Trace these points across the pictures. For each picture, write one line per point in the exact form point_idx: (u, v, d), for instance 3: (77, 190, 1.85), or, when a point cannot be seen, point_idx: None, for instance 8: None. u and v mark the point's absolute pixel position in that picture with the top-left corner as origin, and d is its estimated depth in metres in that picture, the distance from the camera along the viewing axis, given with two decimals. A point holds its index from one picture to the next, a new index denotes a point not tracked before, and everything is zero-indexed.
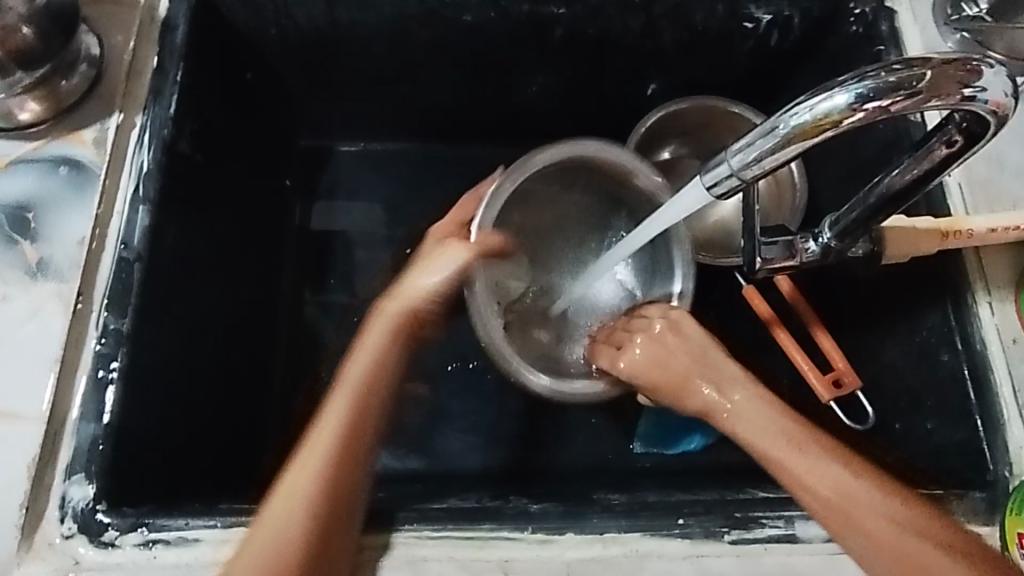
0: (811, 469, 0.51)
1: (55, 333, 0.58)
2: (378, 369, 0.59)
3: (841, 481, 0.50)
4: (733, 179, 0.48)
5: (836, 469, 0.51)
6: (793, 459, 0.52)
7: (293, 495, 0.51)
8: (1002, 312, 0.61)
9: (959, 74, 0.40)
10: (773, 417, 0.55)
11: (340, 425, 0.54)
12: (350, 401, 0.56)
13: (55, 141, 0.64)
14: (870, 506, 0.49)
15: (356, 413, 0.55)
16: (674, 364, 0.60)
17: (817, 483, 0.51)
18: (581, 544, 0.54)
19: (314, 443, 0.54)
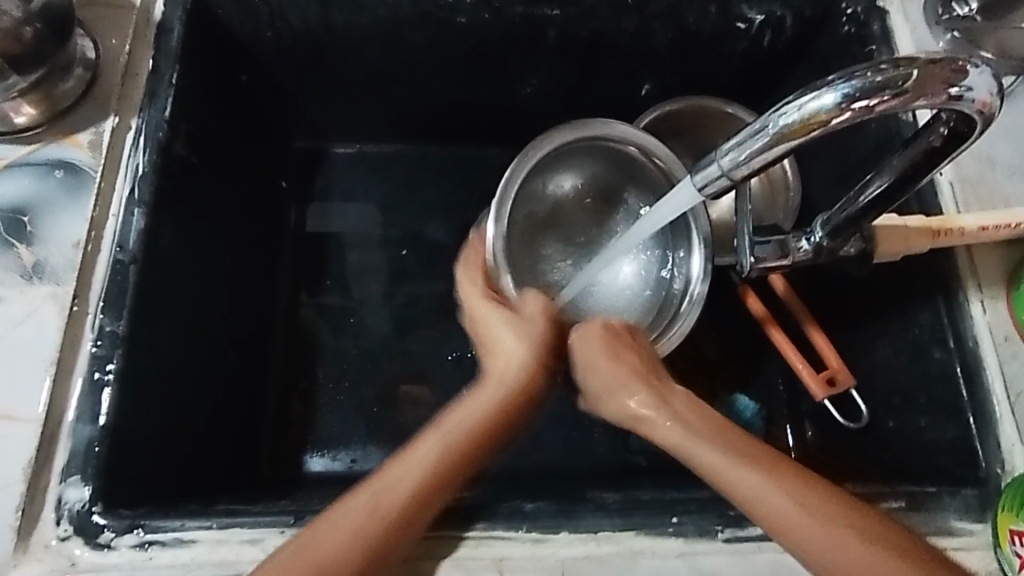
0: (747, 484, 0.52)
1: (50, 336, 0.58)
2: (490, 416, 0.61)
3: (782, 497, 0.51)
4: (723, 179, 0.48)
5: (769, 482, 0.52)
6: (733, 472, 0.53)
7: (368, 507, 0.52)
8: (993, 310, 0.62)
9: (945, 74, 0.41)
10: (709, 434, 0.56)
11: (435, 460, 0.56)
12: (449, 443, 0.57)
13: (50, 144, 0.64)
14: (811, 521, 0.50)
15: (454, 453, 0.57)
16: (622, 362, 0.63)
17: (757, 499, 0.52)
18: (576, 543, 0.54)
19: (407, 462, 0.55)
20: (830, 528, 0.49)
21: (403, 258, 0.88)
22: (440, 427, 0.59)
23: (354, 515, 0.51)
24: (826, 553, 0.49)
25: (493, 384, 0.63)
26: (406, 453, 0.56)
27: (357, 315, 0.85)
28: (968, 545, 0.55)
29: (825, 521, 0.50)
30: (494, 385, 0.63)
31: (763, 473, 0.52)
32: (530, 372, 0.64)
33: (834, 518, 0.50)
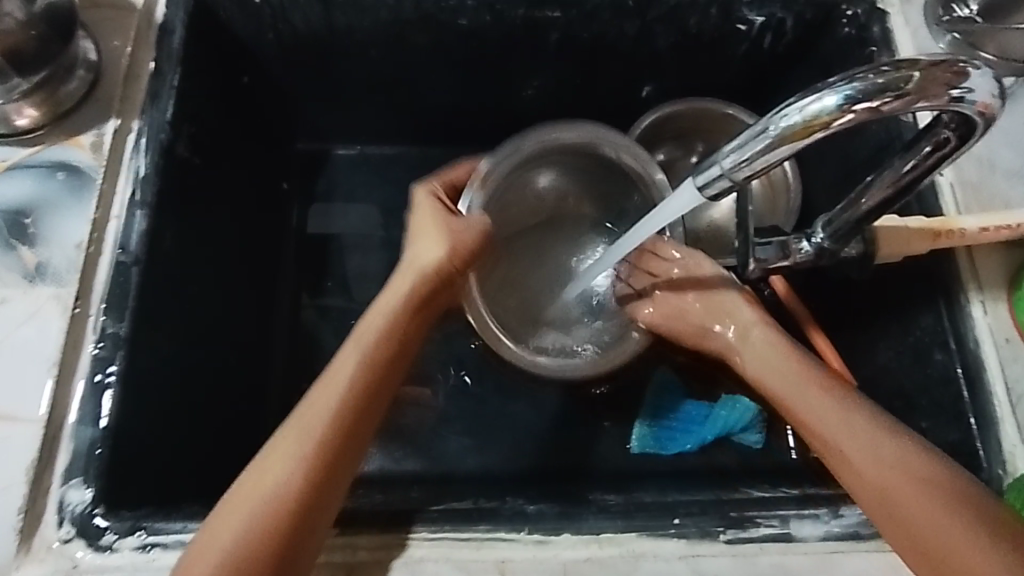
0: (844, 430, 0.53)
1: (52, 338, 0.58)
2: (401, 322, 0.60)
3: (867, 440, 0.52)
4: (725, 180, 0.49)
5: (866, 426, 0.53)
6: (848, 428, 0.53)
7: (295, 439, 0.52)
8: (994, 313, 0.62)
9: (946, 76, 0.41)
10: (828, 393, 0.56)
11: (349, 384, 0.55)
12: (364, 359, 0.57)
13: (53, 146, 0.64)
14: (890, 462, 0.50)
15: (368, 369, 0.56)
16: (690, 318, 0.68)
17: (838, 439, 0.53)
18: (578, 544, 0.54)
19: (324, 389, 0.55)
20: (908, 470, 0.50)
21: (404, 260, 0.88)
22: (351, 343, 0.58)
23: (284, 449, 0.51)
24: (903, 502, 0.49)
25: (400, 286, 0.62)
26: (322, 379, 0.56)
27: (358, 316, 0.85)
28: None
29: (902, 464, 0.50)
30: (396, 296, 0.61)
31: (864, 417, 0.53)
32: (442, 275, 0.63)
33: (914, 461, 0.50)
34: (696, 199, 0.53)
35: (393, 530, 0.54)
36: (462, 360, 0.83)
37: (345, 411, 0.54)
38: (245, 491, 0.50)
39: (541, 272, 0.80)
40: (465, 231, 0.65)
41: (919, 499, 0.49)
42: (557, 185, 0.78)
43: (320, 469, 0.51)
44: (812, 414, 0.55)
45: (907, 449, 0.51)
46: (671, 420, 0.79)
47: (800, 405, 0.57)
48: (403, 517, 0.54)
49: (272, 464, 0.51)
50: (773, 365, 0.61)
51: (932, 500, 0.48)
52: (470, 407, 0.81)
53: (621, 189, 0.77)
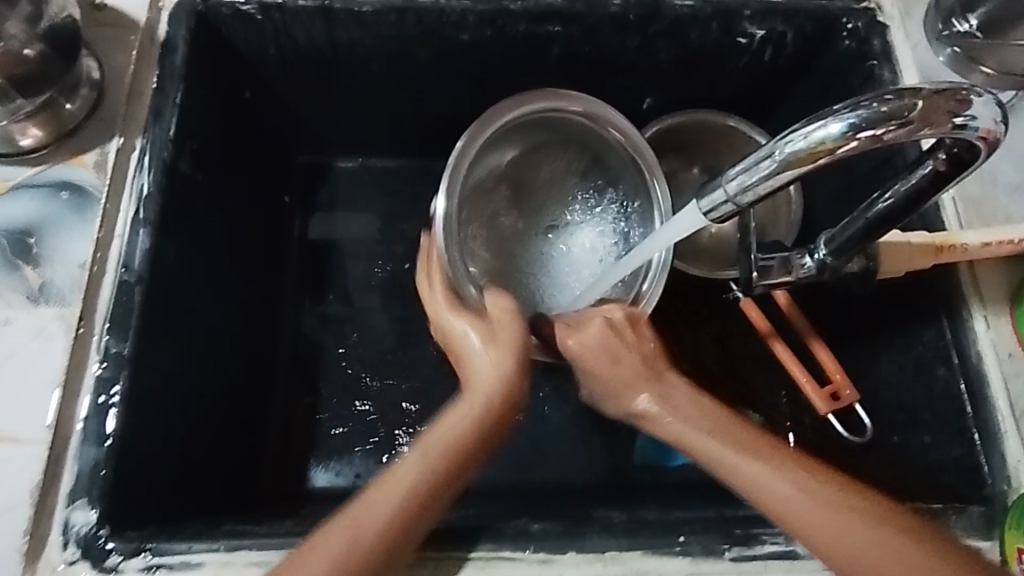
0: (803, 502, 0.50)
1: (56, 358, 0.58)
2: (472, 445, 0.55)
3: (816, 497, 0.50)
4: (729, 205, 0.49)
5: (812, 484, 0.51)
6: (805, 500, 0.50)
7: (337, 546, 0.49)
8: (997, 327, 0.62)
9: (949, 104, 0.41)
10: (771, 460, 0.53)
11: (408, 489, 0.52)
12: (426, 475, 0.53)
13: (57, 165, 0.64)
14: (843, 516, 0.49)
15: (430, 486, 0.53)
16: (624, 366, 0.60)
17: (785, 504, 0.51)
18: (583, 563, 0.54)
19: (376, 496, 0.51)
20: (859, 522, 0.49)
21: (405, 272, 0.88)
22: (414, 450, 0.55)
23: (330, 549, 0.49)
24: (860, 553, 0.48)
25: (467, 408, 0.57)
26: (383, 476, 0.53)
27: (360, 329, 0.85)
28: None
29: (853, 515, 0.49)
30: (467, 420, 0.56)
31: (807, 480, 0.51)
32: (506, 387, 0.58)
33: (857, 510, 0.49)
34: (699, 221, 0.54)
35: None
36: None
37: (398, 520, 0.51)
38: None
39: (529, 241, 0.75)
40: (508, 329, 0.61)
41: (877, 553, 0.48)
42: (532, 151, 0.74)
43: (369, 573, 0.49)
44: (759, 480, 0.52)
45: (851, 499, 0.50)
46: None
47: (744, 473, 0.52)
48: None
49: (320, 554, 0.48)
50: (698, 424, 0.56)
51: (907, 550, 0.47)
52: None
53: (596, 150, 0.75)
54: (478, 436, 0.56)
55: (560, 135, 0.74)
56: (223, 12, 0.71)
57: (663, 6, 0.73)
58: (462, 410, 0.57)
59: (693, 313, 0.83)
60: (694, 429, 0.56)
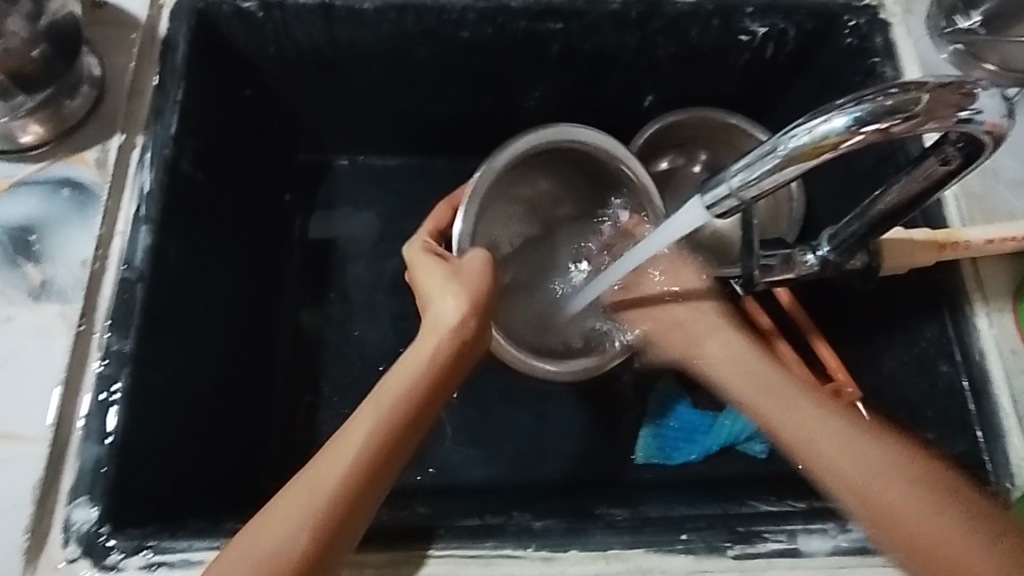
0: (887, 481, 0.52)
1: (58, 355, 0.58)
2: (427, 379, 0.56)
3: (836, 443, 0.56)
4: (732, 200, 0.49)
5: (871, 453, 0.54)
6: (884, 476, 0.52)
7: (302, 499, 0.49)
8: (1001, 324, 0.61)
9: (954, 98, 0.41)
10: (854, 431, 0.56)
11: (368, 437, 0.52)
12: (384, 416, 0.53)
13: (59, 162, 0.64)
14: (889, 469, 0.53)
15: (390, 424, 0.53)
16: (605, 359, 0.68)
17: (836, 463, 0.55)
18: (585, 561, 0.54)
19: (336, 452, 0.51)
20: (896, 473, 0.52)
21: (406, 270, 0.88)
22: (369, 402, 0.54)
23: (297, 505, 0.49)
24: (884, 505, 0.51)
25: (422, 346, 0.58)
26: (338, 432, 0.53)
27: (361, 328, 0.85)
28: None
29: (902, 473, 0.52)
30: (417, 359, 0.57)
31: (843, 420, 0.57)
32: (467, 335, 0.59)
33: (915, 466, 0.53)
34: (701, 217, 0.54)
35: (400, 546, 0.54)
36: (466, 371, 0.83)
37: (364, 463, 0.51)
38: (248, 534, 0.49)
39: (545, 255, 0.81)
40: (474, 269, 0.62)
41: (915, 512, 0.50)
42: (541, 178, 0.77)
43: (345, 513, 0.50)
44: (787, 423, 0.59)
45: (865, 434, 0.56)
46: (675, 428, 0.79)
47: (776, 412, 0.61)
48: (409, 534, 0.54)
49: (281, 513, 0.49)
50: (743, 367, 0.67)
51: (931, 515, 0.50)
52: (472, 418, 0.81)
53: (602, 178, 0.78)
54: (432, 368, 0.56)
55: (570, 165, 0.77)
56: (225, 11, 0.71)
57: (664, 3, 0.73)
58: (413, 350, 0.58)
59: None
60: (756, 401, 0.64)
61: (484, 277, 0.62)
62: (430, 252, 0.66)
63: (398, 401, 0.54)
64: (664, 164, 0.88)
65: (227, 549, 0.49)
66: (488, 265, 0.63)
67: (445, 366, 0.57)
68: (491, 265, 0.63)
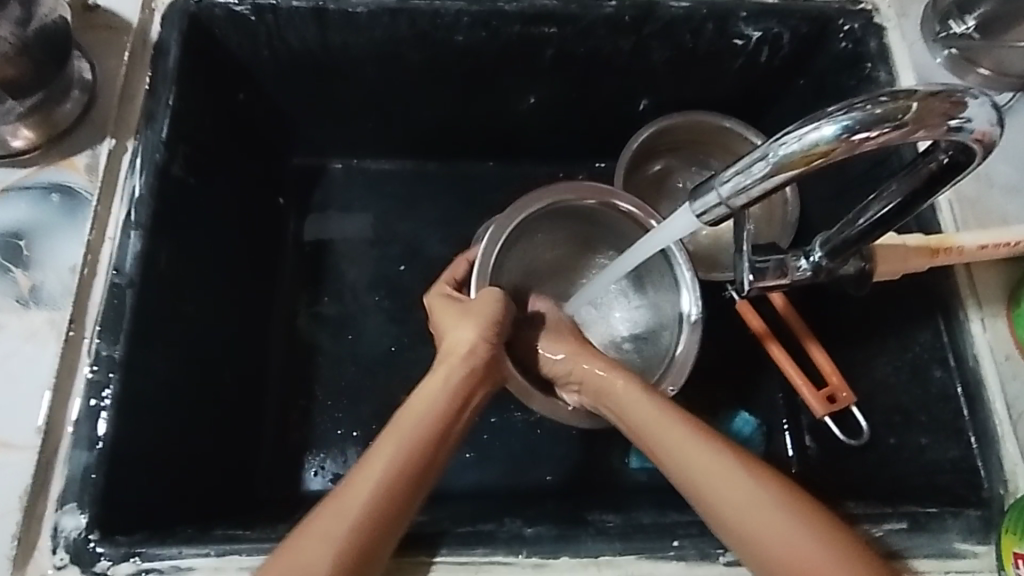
0: (743, 506, 0.51)
1: (47, 360, 0.58)
2: (450, 402, 0.58)
3: (757, 504, 0.51)
4: (722, 208, 0.48)
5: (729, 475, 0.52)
6: (738, 502, 0.51)
7: (322, 541, 0.49)
8: (993, 329, 0.62)
9: (943, 106, 0.41)
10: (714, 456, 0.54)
11: (395, 457, 0.53)
12: (405, 445, 0.54)
13: (48, 168, 0.64)
14: (757, 494, 0.51)
15: (412, 450, 0.54)
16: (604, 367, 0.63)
17: (751, 530, 0.51)
18: (577, 567, 0.53)
19: (355, 484, 0.52)
20: (821, 545, 0.49)
21: (400, 273, 0.88)
22: (393, 424, 0.56)
23: (321, 543, 0.49)
24: (796, 564, 0.49)
25: (438, 374, 0.60)
26: (361, 459, 0.54)
27: (355, 331, 0.85)
28: (971, 568, 0.54)
29: (822, 539, 0.49)
30: (434, 393, 0.58)
31: (758, 475, 0.52)
32: (484, 357, 0.61)
33: (829, 526, 0.50)
34: (693, 224, 0.53)
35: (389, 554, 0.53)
36: None
37: (394, 479, 0.53)
38: (284, 554, 0.49)
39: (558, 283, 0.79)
40: (488, 307, 0.62)
41: (802, 548, 0.49)
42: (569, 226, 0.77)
43: (371, 543, 0.50)
44: (670, 443, 0.55)
45: (783, 493, 0.52)
46: None
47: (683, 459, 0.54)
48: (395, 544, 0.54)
49: (317, 532, 0.50)
50: (628, 400, 0.59)
51: (783, 526, 0.50)
52: None
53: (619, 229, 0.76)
54: (452, 391, 0.59)
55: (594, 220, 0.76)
56: (217, 15, 0.71)
57: (659, 7, 0.72)
58: (428, 380, 0.60)
59: None
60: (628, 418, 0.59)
61: (501, 312, 0.62)
62: (448, 297, 0.66)
63: (422, 424, 0.56)
64: (658, 167, 0.87)
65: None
66: (506, 303, 0.63)
67: (462, 391, 0.59)
68: (507, 304, 0.63)
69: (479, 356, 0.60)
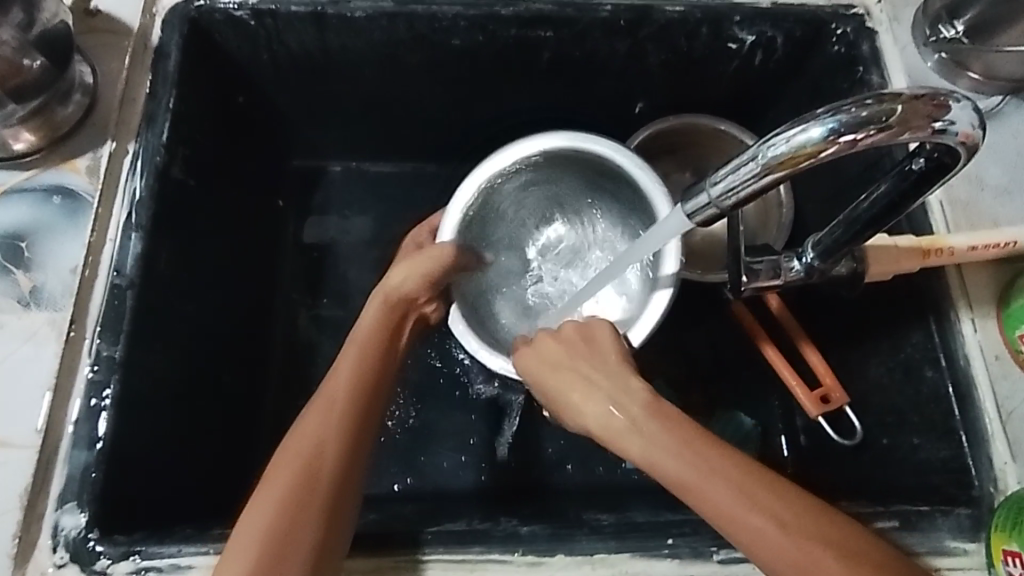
0: (743, 518, 0.44)
1: (48, 361, 0.59)
2: (390, 322, 0.61)
3: (764, 528, 0.44)
4: (713, 209, 0.49)
5: (727, 488, 0.45)
6: (735, 516, 0.44)
7: (303, 449, 0.51)
8: (984, 329, 0.62)
9: (928, 109, 0.42)
10: (713, 466, 0.46)
11: (353, 373, 0.56)
12: (360, 361, 0.57)
13: (50, 170, 0.65)
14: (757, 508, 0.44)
15: (369, 363, 0.57)
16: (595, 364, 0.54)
17: (741, 535, 0.44)
18: (570, 565, 0.54)
19: (323, 401, 0.54)
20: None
21: None
22: (346, 348, 0.58)
23: (299, 452, 0.51)
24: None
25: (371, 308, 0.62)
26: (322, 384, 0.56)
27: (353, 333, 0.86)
28: (960, 565, 0.55)
29: (832, 557, 0.42)
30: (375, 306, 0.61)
31: (761, 490, 0.45)
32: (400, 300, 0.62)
33: (840, 542, 0.43)
34: (683, 225, 0.54)
35: (385, 552, 0.54)
36: (456, 376, 0.83)
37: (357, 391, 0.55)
38: (268, 479, 0.51)
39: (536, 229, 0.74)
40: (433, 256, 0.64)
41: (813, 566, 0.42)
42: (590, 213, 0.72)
43: (348, 444, 0.52)
44: (661, 455, 0.47)
45: (828, 539, 0.43)
46: None
47: (703, 497, 0.45)
48: (388, 542, 0.54)
49: (296, 446, 0.51)
50: (623, 416, 0.50)
51: (792, 542, 0.43)
52: (462, 421, 0.81)
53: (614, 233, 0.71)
54: (384, 316, 0.61)
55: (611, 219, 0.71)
56: (216, 18, 0.72)
57: (653, 11, 0.73)
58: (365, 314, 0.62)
59: (684, 316, 0.85)
60: (628, 425, 0.49)
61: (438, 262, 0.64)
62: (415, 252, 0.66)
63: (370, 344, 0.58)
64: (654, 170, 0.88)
65: (239, 530, 0.49)
66: (455, 258, 0.64)
67: (398, 313, 0.62)
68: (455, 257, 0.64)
69: (399, 296, 0.62)
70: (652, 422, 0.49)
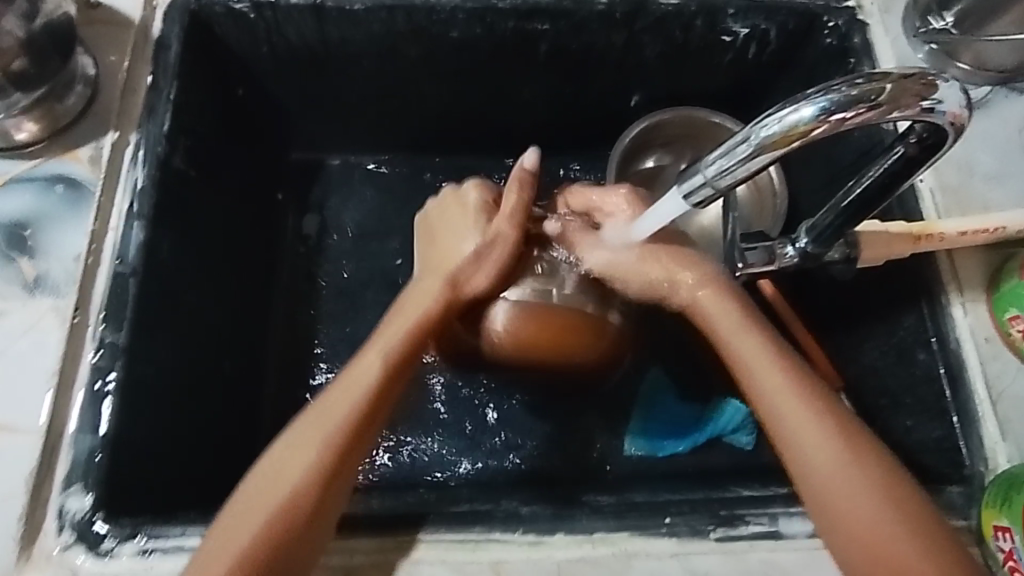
0: (807, 440, 0.52)
1: (53, 347, 0.59)
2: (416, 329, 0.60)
3: (829, 454, 0.51)
4: (708, 188, 0.50)
5: (803, 412, 0.53)
6: (799, 439, 0.52)
7: (321, 430, 0.53)
8: (974, 313, 0.64)
9: (917, 88, 0.43)
10: (800, 393, 0.53)
11: (363, 387, 0.56)
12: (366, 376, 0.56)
13: (51, 159, 0.66)
14: (828, 437, 0.52)
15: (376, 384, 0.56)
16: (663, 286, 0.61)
17: (797, 453, 0.52)
18: (570, 544, 0.55)
19: (324, 412, 0.54)
20: (856, 471, 0.51)
21: (398, 268, 0.90)
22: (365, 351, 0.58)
23: (286, 471, 0.52)
24: (842, 513, 0.50)
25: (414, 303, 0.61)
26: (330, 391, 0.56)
27: (354, 324, 0.86)
28: None
29: (879, 501, 0.50)
30: (423, 297, 0.62)
31: (835, 428, 0.52)
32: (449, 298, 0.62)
33: (892, 494, 0.50)
34: (676, 211, 0.54)
35: (388, 532, 0.55)
36: None
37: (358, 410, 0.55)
38: (256, 485, 0.52)
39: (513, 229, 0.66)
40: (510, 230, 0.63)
41: (851, 500, 0.50)
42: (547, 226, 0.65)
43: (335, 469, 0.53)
44: (756, 367, 0.55)
45: (841, 424, 0.52)
46: (663, 424, 0.81)
47: (782, 412, 0.53)
48: (387, 524, 0.55)
49: (285, 460, 0.53)
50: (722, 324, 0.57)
51: (845, 476, 0.50)
52: (461, 407, 0.82)
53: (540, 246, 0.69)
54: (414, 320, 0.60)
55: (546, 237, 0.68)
56: (217, 11, 0.73)
57: (648, 3, 0.75)
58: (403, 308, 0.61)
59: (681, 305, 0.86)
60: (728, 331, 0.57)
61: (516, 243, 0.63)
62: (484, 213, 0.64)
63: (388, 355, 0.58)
64: (650, 163, 0.89)
65: (229, 519, 0.50)
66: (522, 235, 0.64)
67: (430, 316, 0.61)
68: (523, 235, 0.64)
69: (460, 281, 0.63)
70: (726, 298, 0.58)
